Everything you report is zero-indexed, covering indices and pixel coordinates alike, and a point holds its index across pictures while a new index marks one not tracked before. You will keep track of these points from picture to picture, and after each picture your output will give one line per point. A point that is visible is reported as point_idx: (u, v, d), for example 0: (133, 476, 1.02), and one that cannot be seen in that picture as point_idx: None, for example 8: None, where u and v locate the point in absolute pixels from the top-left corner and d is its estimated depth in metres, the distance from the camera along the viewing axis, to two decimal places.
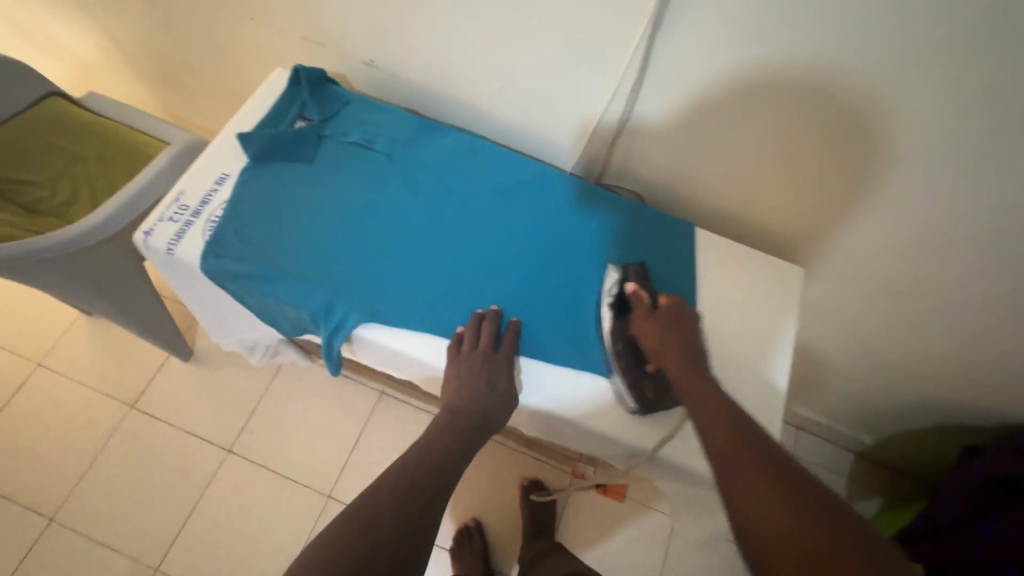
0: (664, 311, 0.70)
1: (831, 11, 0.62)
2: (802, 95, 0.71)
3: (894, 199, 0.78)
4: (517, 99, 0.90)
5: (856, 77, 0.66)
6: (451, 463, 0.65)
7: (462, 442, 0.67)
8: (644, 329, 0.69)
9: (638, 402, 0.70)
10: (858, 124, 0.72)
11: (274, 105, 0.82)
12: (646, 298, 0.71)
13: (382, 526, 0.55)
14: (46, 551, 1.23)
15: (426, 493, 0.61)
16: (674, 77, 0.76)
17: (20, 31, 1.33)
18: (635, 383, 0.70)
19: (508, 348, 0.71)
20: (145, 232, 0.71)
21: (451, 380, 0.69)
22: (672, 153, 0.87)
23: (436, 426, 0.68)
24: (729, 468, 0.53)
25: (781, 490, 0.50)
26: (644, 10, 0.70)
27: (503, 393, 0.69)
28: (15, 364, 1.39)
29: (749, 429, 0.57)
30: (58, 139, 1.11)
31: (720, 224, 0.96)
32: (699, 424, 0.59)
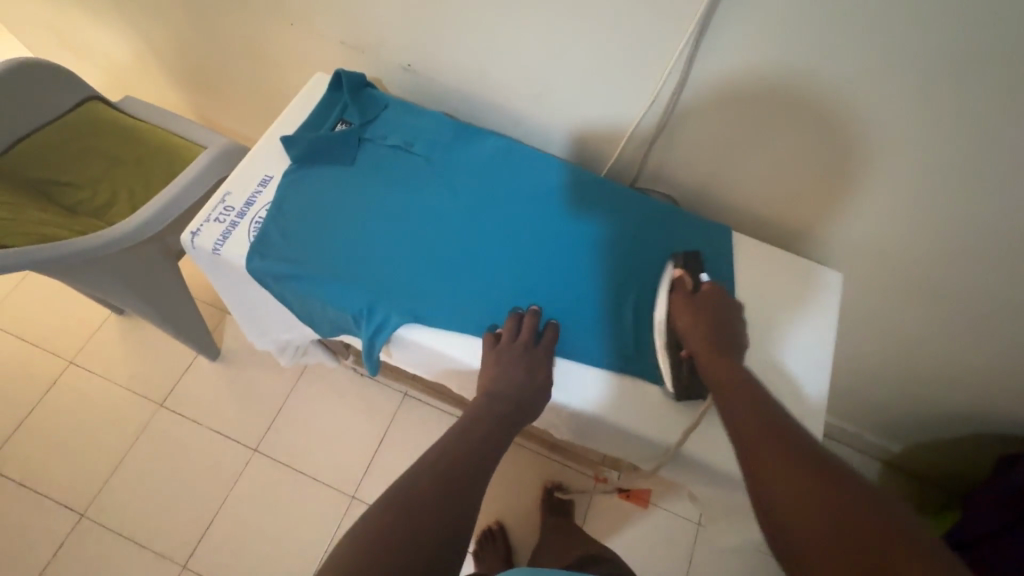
0: (704, 297, 0.70)
1: (882, 20, 0.61)
2: (844, 105, 0.71)
3: (938, 209, 0.77)
4: (553, 103, 0.91)
5: (903, 89, 0.66)
6: (486, 449, 0.64)
7: (498, 429, 0.66)
8: (679, 313, 0.69)
9: (675, 386, 0.70)
10: (899, 139, 0.71)
11: (315, 108, 0.83)
12: (688, 282, 0.71)
13: (425, 513, 0.54)
14: (77, 546, 1.25)
15: (465, 479, 0.59)
16: (716, 86, 0.76)
17: (60, 36, 1.36)
18: (670, 366, 0.70)
19: (548, 343, 0.72)
20: (191, 232, 0.72)
21: (491, 368, 0.69)
22: (709, 158, 0.87)
23: (471, 412, 0.67)
24: (760, 461, 0.53)
25: (809, 473, 0.50)
26: (689, 18, 0.70)
27: (540, 384, 0.69)
28: (48, 362, 1.42)
29: (778, 420, 0.57)
30: (98, 142, 1.13)
31: (755, 228, 0.96)
32: (733, 421, 0.59)
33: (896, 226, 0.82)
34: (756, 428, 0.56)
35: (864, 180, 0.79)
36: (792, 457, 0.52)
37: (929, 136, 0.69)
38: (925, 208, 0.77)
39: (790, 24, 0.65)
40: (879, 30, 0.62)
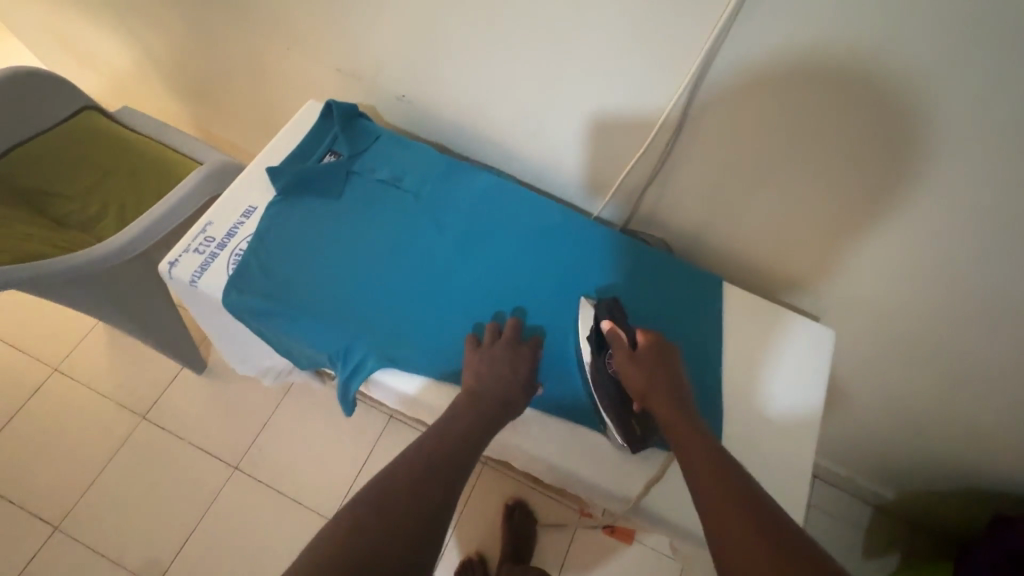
0: (644, 351, 0.66)
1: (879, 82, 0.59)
2: (841, 165, 0.69)
3: (936, 271, 0.74)
4: (548, 141, 0.90)
5: (902, 152, 0.64)
6: (467, 446, 0.60)
7: (478, 426, 0.62)
8: (627, 372, 0.65)
9: (628, 441, 0.67)
10: (896, 204, 0.69)
11: (305, 138, 0.82)
12: (624, 337, 0.67)
13: (398, 509, 0.52)
14: (48, 560, 1.23)
15: (441, 479, 0.56)
16: (712, 135, 0.75)
17: (63, 43, 1.36)
18: (622, 423, 0.67)
19: (532, 343, 0.71)
20: (169, 263, 0.71)
21: (473, 367, 0.67)
22: (703, 204, 0.85)
23: (453, 411, 0.64)
24: (715, 522, 0.51)
25: (767, 545, 0.47)
26: (687, 69, 0.69)
27: (525, 381, 0.68)
28: (32, 368, 1.41)
29: (735, 472, 0.55)
30: (91, 153, 1.12)
31: (748, 276, 0.94)
32: (692, 476, 0.56)
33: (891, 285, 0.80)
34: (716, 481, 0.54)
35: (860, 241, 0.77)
36: (757, 534, 0.48)
37: (926, 203, 0.67)
38: (922, 268, 0.75)
39: (790, 80, 0.64)
40: (879, 94, 0.60)
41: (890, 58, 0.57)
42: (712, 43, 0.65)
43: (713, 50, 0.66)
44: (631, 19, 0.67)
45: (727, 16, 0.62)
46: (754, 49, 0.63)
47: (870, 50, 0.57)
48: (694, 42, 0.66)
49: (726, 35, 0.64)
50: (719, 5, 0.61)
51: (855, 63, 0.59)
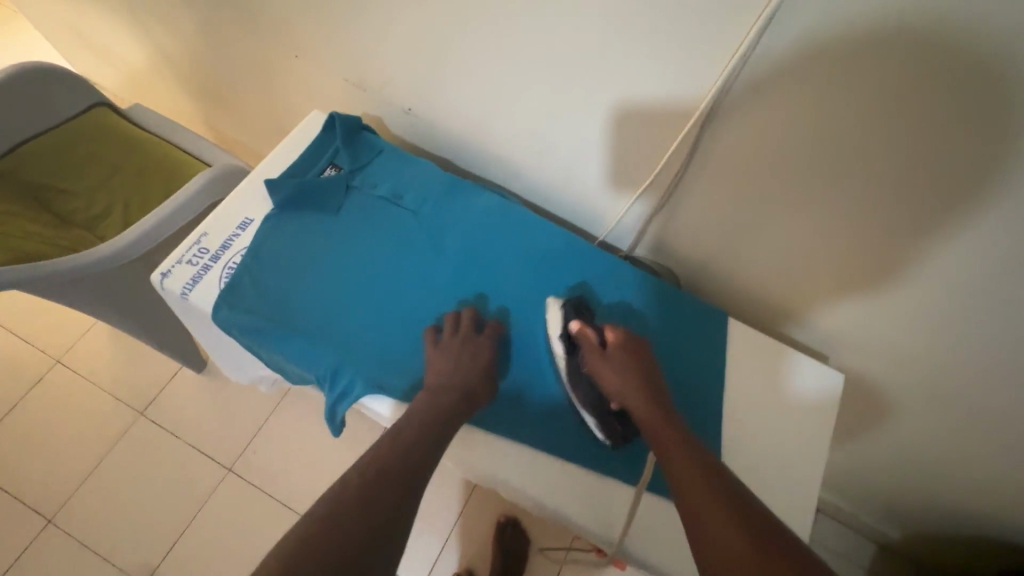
0: (613, 349, 0.67)
1: (901, 129, 0.55)
2: (852, 217, 0.66)
3: (955, 324, 0.69)
4: (554, 161, 0.88)
5: (917, 209, 0.61)
6: (426, 443, 0.59)
7: (439, 422, 0.61)
8: (601, 372, 0.66)
9: (610, 439, 0.68)
10: (910, 262, 0.66)
11: (306, 149, 0.81)
12: (594, 337, 0.68)
13: (353, 509, 0.50)
14: (41, 552, 1.24)
15: (401, 477, 0.55)
16: (721, 169, 0.72)
17: (82, 38, 1.37)
18: (603, 420, 0.67)
19: (491, 331, 0.71)
20: (162, 273, 0.70)
21: (432, 366, 0.67)
22: (710, 236, 0.82)
23: (411, 410, 0.62)
24: (691, 503, 0.51)
25: (740, 522, 0.48)
26: (699, 101, 0.66)
27: (485, 374, 0.67)
28: (36, 359, 1.42)
29: (717, 469, 0.54)
30: (100, 150, 1.12)
31: (754, 314, 0.90)
32: (675, 476, 0.54)
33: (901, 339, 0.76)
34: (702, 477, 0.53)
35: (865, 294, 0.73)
36: (730, 511, 0.49)
37: (946, 255, 0.62)
38: (940, 321, 0.70)
39: (802, 126, 0.61)
40: (894, 145, 0.57)
41: (911, 107, 0.53)
42: (726, 78, 0.61)
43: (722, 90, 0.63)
44: (640, 51, 0.65)
45: (738, 59, 0.59)
46: (768, 92, 0.61)
47: (888, 104, 0.54)
48: (705, 80, 0.63)
49: (738, 75, 0.61)
50: (729, 46, 0.59)
51: (871, 115, 0.56)
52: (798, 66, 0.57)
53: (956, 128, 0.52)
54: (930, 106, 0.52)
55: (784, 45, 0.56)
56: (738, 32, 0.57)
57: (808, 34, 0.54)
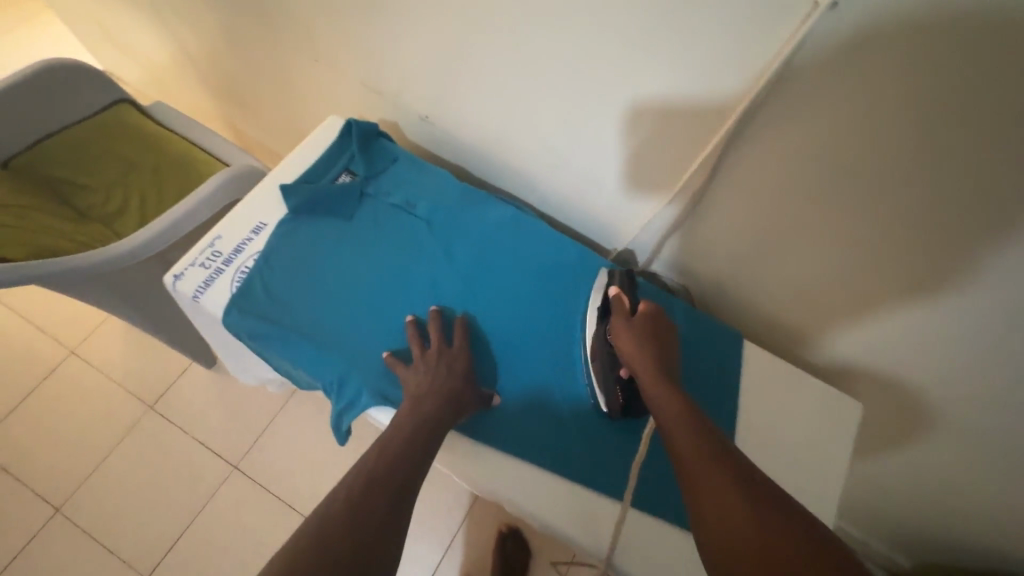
0: (642, 318, 0.65)
1: (930, 164, 0.53)
2: (877, 250, 0.64)
3: (982, 365, 0.66)
4: (569, 174, 0.87)
5: (946, 246, 0.58)
6: (414, 455, 0.57)
7: (424, 434, 0.60)
8: (622, 337, 0.64)
9: (613, 407, 0.67)
10: (937, 297, 0.63)
11: (322, 155, 0.81)
12: (625, 303, 0.67)
13: (340, 528, 0.48)
14: (47, 541, 1.25)
15: (391, 491, 0.54)
16: (739, 192, 0.70)
17: (109, 35, 1.40)
18: (610, 388, 0.66)
19: (461, 340, 0.70)
20: (174, 275, 0.71)
21: (409, 379, 0.65)
22: (727, 257, 0.81)
23: (392, 423, 0.61)
24: (688, 469, 0.50)
25: (735, 488, 0.46)
26: (721, 124, 0.64)
27: (465, 383, 0.66)
28: (51, 349, 1.44)
29: (715, 435, 0.52)
30: (120, 147, 1.13)
31: (769, 338, 0.88)
32: (673, 442, 0.53)
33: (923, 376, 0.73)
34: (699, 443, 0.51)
35: (887, 326, 0.71)
36: (727, 479, 0.47)
37: (975, 295, 0.60)
38: (965, 361, 0.67)
39: (827, 153, 0.59)
40: (923, 180, 0.55)
41: (942, 142, 0.51)
42: (750, 102, 0.60)
43: (744, 114, 0.61)
44: (662, 69, 0.63)
45: (762, 84, 0.57)
46: (791, 117, 0.59)
47: (919, 137, 0.52)
48: (727, 102, 0.61)
49: (762, 99, 0.59)
50: (753, 71, 0.57)
51: (901, 147, 0.54)
52: (825, 94, 0.55)
53: (991, 167, 0.50)
54: (962, 143, 0.50)
55: (811, 70, 0.54)
56: (764, 58, 0.56)
57: (835, 62, 0.52)
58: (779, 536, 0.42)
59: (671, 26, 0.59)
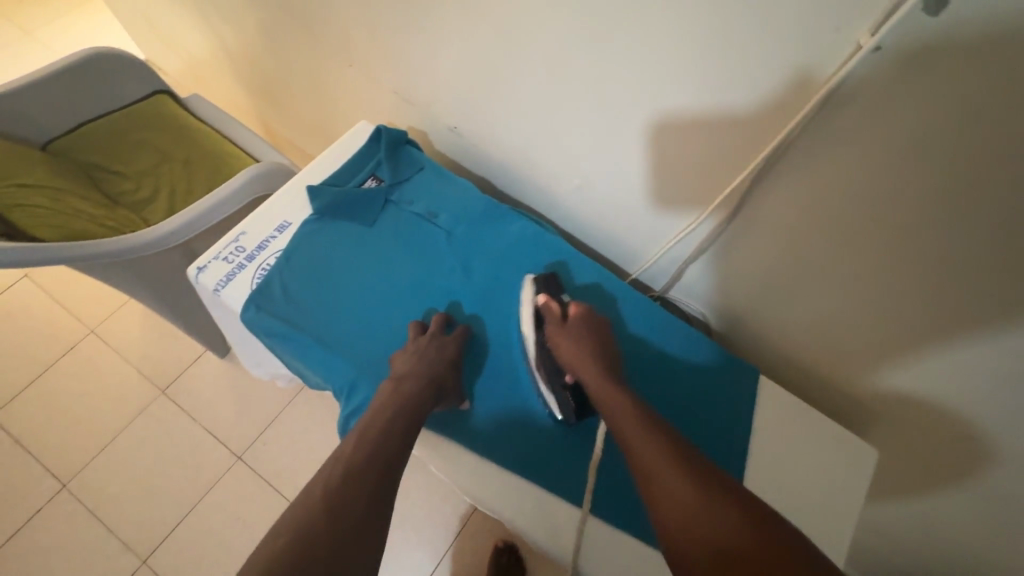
0: (574, 321, 0.69)
1: (967, 217, 0.51)
2: (903, 298, 0.62)
3: (1010, 424, 0.63)
4: (591, 194, 0.87)
5: (978, 299, 0.56)
6: (395, 445, 0.59)
7: (407, 423, 0.61)
8: (561, 344, 0.67)
9: (565, 414, 0.68)
10: (965, 350, 0.61)
11: (350, 159, 0.82)
12: (556, 308, 0.70)
13: (315, 522, 0.50)
14: (52, 516, 1.27)
15: (369, 480, 0.55)
16: (764, 226, 0.70)
17: (154, 28, 1.44)
18: (561, 393, 0.68)
19: (458, 332, 0.71)
20: (198, 268, 0.72)
21: (400, 364, 0.66)
22: (747, 290, 0.80)
23: (375, 407, 0.62)
24: (642, 467, 0.53)
25: (686, 478, 0.50)
26: (753, 157, 0.63)
27: (452, 369, 0.67)
28: (72, 327, 1.48)
29: (664, 427, 0.56)
30: (155, 137, 1.16)
31: (784, 373, 0.87)
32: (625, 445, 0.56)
33: (940, 429, 0.71)
34: (650, 440, 0.54)
35: (908, 375, 0.69)
36: (677, 469, 0.51)
37: (1006, 352, 0.57)
38: (991, 418, 0.65)
39: (857, 195, 0.58)
40: (958, 231, 0.53)
41: (979, 197, 0.49)
42: (784, 139, 0.59)
43: (776, 150, 0.61)
44: (696, 101, 0.63)
45: (798, 123, 0.57)
46: (826, 157, 0.58)
47: (954, 188, 0.50)
48: (760, 137, 0.61)
49: (795, 137, 0.58)
50: (790, 108, 0.57)
51: (936, 196, 0.52)
52: (861, 137, 0.54)
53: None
54: (1002, 199, 0.48)
55: (850, 114, 0.53)
56: (802, 97, 0.55)
57: (873, 105, 0.51)
58: (726, 515, 0.45)
59: (709, 59, 0.58)
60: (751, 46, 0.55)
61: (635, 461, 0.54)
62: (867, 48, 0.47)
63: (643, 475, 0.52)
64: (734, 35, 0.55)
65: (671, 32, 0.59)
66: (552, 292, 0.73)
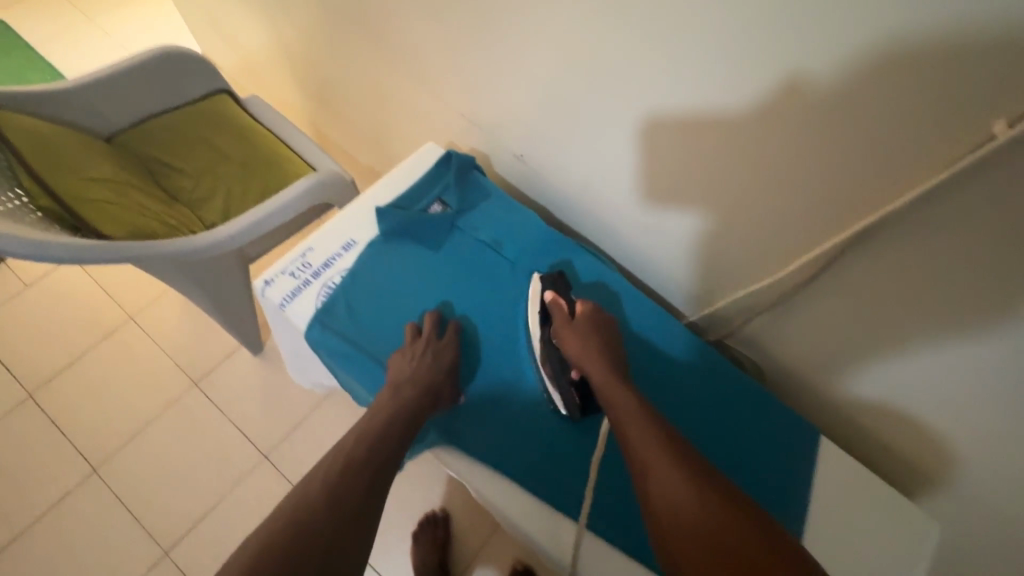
0: (580, 318, 0.73)
1: None
2: (989, 374, 0.62)
3: None
4: (654, 233, 0.88)
5: None
6: (391, 445, 0.63)
7: (402, 426, 0.65)
8: (568, 340, 0.71)
9: (569, 410, 0.73)
10: None
11: (417, 181, 0.83)
12: (563, 306, 0.74)
13: (314, 507, 0.53)
14: (81, 499, 1.29)
15: (366, 474, 0.59)
16: (848, 288, 0.69)
17: (218, 27, 1.47)
18: (567, 390, 0.73)
19: (451, 336, 0.74)
20: (265, 282, 0.74)
21: (397, 368, 0.70)
22: (814, 344, 0.79)
23: (373, 409, 0.67)
24: (640, 458, 0.58)
25: (681, 472, 0.55)
26: (850, 223, 0.63)
27: (447, 376, 0.71)
28: (112, 313, 1.50)
29: (665, 423, 0.62)
30: (215, 135, 1.18)
31: (837, 425, 0.87)
32: (630, 444, 0.61)
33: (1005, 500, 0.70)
34: (654, 442, 0.59)
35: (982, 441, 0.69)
36: (673, 463, 0.56)
37: None
38: None
39: (951, 270, 0.58)
40: None
41: None
42: (888, 214, 0.58)
43: (864, 212, 0.61)
44: (785, 159, 0.64)
45: (908, 199, 0.56)
46: (917, 225, 0.58)
47: None
48: (854, 202, 0.61)
49: (898, 212, 0.58)
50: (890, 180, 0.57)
51: None
52: (968, 218, 0.54)
53: None
54: None
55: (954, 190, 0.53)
56: (912, 173, 0.55)
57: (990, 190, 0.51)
58: (718, 511, 0.51)
59: (806, 121, 0.59)
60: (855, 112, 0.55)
61: (639, 456, 0.58)
62: (1003, 138, 0.46)
63: (641, 470, 0.58)
64: (840, 100, 0.55)
65: (772, 92, 0.59)
66: (558, 290, 0.77)
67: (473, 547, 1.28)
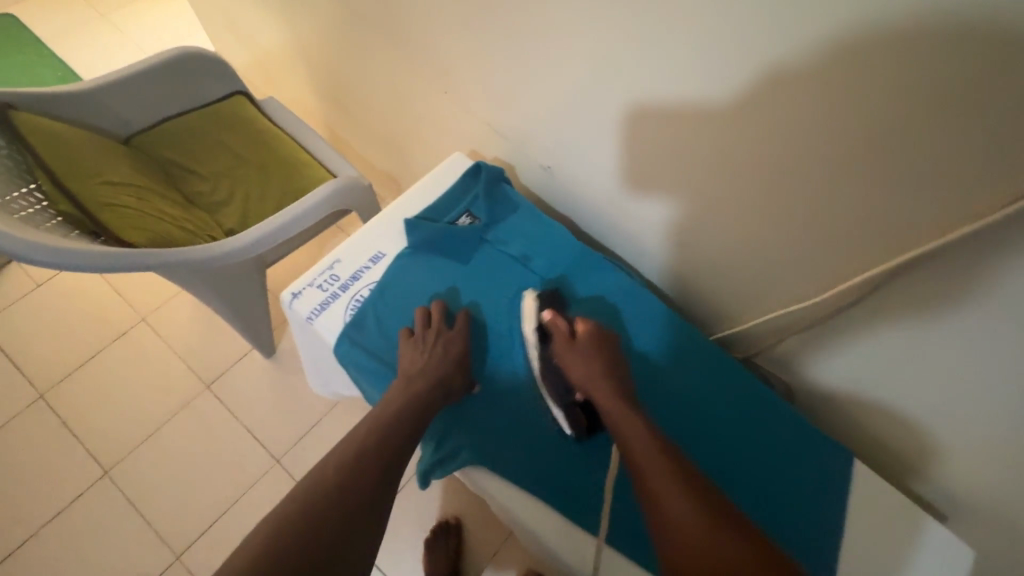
0: (583, 339, 0.73)
1: None
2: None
3: None
4: (682, 250, 0.87)
5: None
6: (402, 433, 0.63)
7: (413, 414, 0.65)
8: (571, 362, 0.71)
9: (575, 431, 0.72)
10: None
11: (446, 194, 0.85)
12: (563, 325, 0.74)
13: (324, 494, 0.53)
14: (92, 501, 1.29)
15: (376, 463, 0.58)
16: (889, 316, 0.67)
17: (234, 27, 1.46)
18: (570, 411, 0.72)
19: (460, 326, 0.75)
20: (293, 294, 0.77)
21: (407, 359, 0.71)
22: (851, 367, 0.77)
23: (385, 399, 0.67)
24: (647, 484, 0.57)
25: (690, 499, 0.54)
26: (898, 253, 0.60)
27: (457, 366, 0.71)
28: (124, 314, 1.49)
29: (669, 447, 0.61)
30: (232, 138, 1.17)
31: (865, 446, 0.86)
32: (638, 470, 0.59)
33: None
34: (662, 468, 0.57)
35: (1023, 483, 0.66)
36: (681, 491, 0.55)
37: None
38: None
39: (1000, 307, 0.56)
40: None
41: None
42: (937, 248, 0.56)
43: (909, 244, 0.59)
44: (827, 184, 0.62)
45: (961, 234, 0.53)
46: (966, 259, 0.55)
47: None
48: (898, 231, 0.59)
49: (950, 246, 0.55)
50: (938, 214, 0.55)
51: None
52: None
53: None
54: None
55: (1010, 229, 0.50)
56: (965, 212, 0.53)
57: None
58: (728, 543, 0.49)
59: (853, 148, 0.57)
60: (906, 143, 0.52)
61: (646, 481, 0.57)
62: None
63: (648, 497, 0.56)
64: (891, 129, 0.53)
65: (818, 117, 0.57)
66: (556, 309, 0.77)
67: (485, 556, 1.27)
